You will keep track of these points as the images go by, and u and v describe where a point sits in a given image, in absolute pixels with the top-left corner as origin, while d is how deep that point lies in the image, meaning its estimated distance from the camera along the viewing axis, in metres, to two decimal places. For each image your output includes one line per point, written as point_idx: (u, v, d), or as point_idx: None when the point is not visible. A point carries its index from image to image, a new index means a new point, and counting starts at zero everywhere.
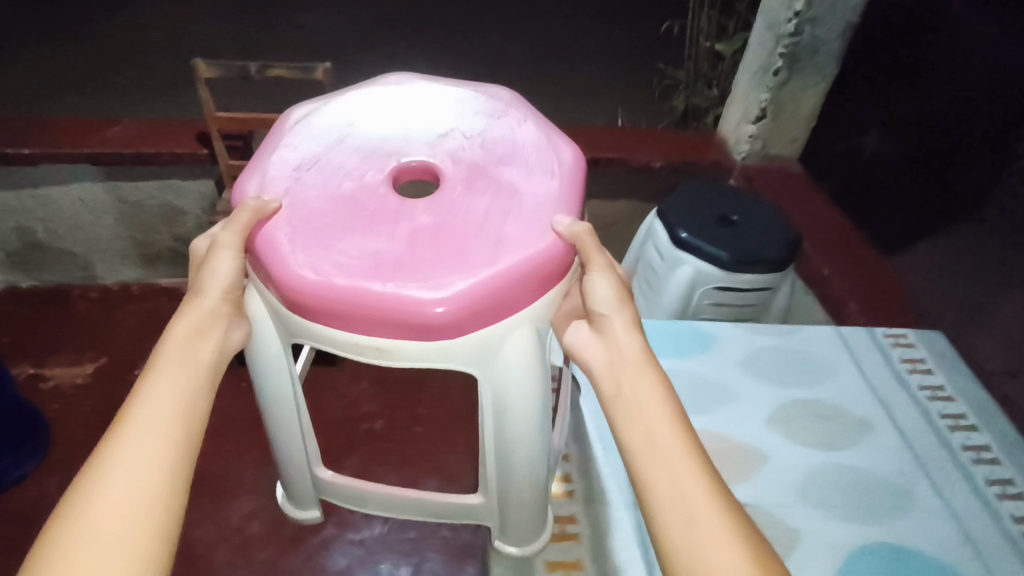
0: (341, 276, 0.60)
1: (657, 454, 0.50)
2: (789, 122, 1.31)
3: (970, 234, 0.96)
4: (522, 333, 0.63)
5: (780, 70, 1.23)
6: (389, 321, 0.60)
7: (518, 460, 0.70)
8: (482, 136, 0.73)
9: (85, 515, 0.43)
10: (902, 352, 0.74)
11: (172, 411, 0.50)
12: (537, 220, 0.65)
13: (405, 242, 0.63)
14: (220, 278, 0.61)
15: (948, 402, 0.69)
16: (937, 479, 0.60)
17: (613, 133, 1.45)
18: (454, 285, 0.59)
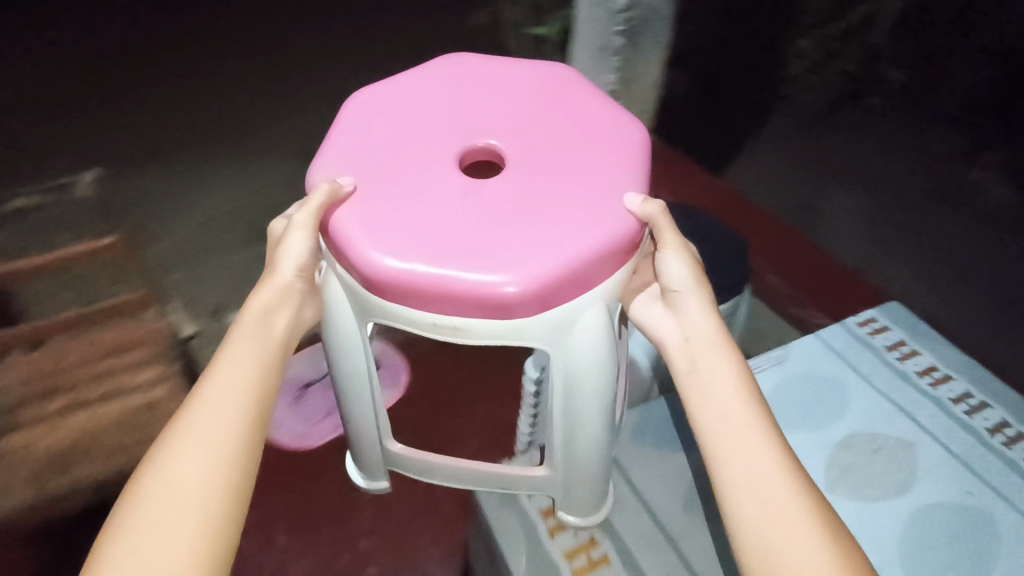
0: (421, 264, 0.57)
1: (729, 428, 0.54)
2: (638, 97, 1.28)
3: (778, 145, 1.35)
4: (595, 309, 0.61)
5: (621, 48, 1.17)
6: (461, 298, 0.57)
7: (581, 431, 0.67)
8: (541, 109, 0.70)
9: (172, 468, 0.47)
10: (882, 337, 0.73)
11: (235, 403, 0.52)
12: (607, 191, 0.62)
13: (479, 211, 0.60)
14: (292, 255, 0.62)
15: (951, 383, 0.69)
16: (1000, 484, 0.60)
17: None
18: (528, 265, 0.57)
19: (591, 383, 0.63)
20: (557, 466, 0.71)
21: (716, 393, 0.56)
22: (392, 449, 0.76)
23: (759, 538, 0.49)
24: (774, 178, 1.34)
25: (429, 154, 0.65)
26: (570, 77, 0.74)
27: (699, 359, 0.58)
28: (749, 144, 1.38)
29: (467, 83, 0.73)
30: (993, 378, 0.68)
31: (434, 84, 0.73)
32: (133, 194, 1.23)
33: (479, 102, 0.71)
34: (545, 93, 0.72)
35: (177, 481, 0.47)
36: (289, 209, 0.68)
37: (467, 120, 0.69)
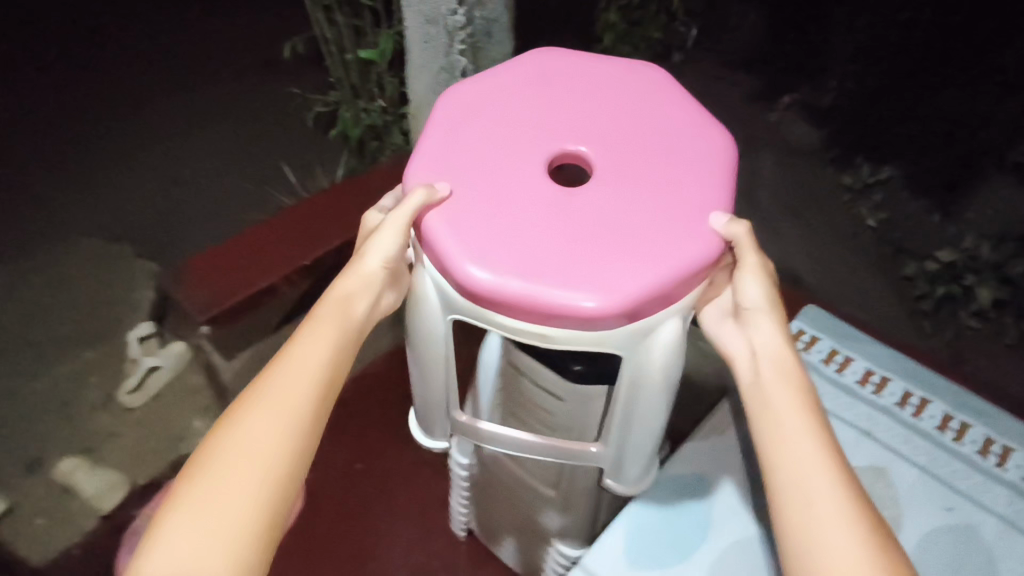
0: (514, 276, 0.54)
1: (789, 438, 0.51)
2: None
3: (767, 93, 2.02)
4: (673, 322, 0.57)
5: (466, 68, 1.03)
6: (544, 313, 0.54)
7: (639, 417, 0.61)
8: (637, 112, 0.65)
9: (228, 445, 0.49)
10: (816, 353, 0.69)
11: (308, 378, 0.53)
12: (694, 207, 0.58)
13: (582, 216, 0.57)
14: (380, 252, 0.60)
15: (891, 388, 0.66)
16: (968, 490, 0.60)
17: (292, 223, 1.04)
18: (618, 286, 0.53)
19: (658, 376, 0.58)
20: (612, 446, 0.64)
21: (792, 422, 0.52)
22: (459, 421, 0.68)
23: (806, 544, 0.47)
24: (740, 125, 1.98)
25: (522, 153, 0.61)
26: (659, 77, 0.69)
27: (771, 382, 0.54)
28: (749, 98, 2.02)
29: (571, 79, 0.68)
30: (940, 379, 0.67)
31: (525, 73, 0.68)
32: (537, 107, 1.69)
33: (563, 97, 0.66)
34: (647, 95, 0.67)
35: (243, 448, 0.49)
36: (386, 207, 0.68)
37: (556, 114, 0.65)
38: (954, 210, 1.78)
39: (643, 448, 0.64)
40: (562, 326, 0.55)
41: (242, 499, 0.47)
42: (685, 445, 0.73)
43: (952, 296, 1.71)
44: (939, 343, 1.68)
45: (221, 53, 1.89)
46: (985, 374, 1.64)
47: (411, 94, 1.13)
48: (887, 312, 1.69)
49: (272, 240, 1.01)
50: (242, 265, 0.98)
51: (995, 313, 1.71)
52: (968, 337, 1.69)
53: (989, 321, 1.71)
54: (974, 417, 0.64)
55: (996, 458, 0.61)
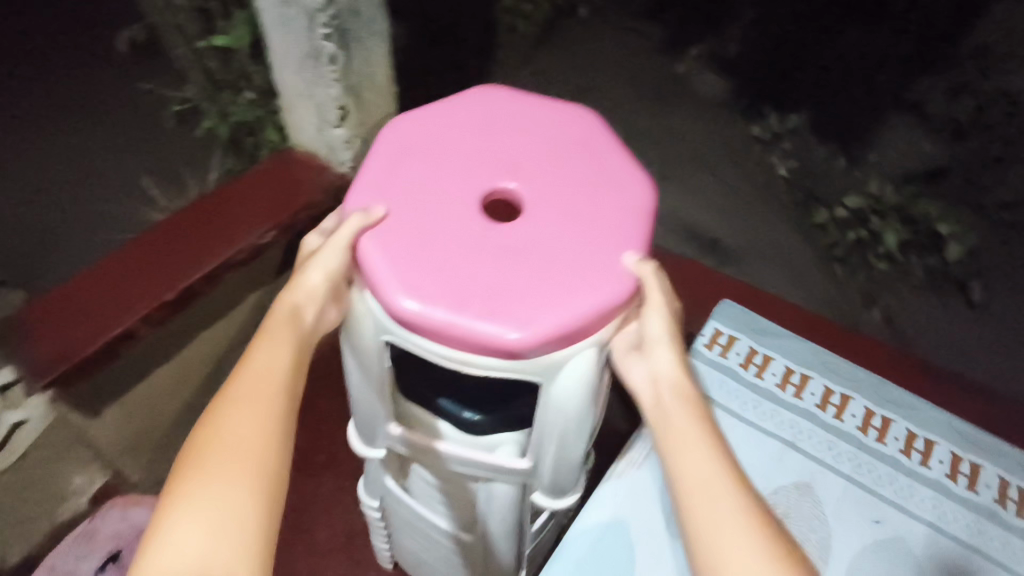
0: (439, 305, 0.47)
1: (693, 467, 0.42)
2: (373, 103, 1.00)
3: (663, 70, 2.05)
4: (581, 357, 0.49)
5: (336, 53, 0.89)
6: (467, 344, 0.47)
7: (568, 447, 0.56)
8: (581, 136, 0.58)
9: (205, 463, 0.41)
10: (735, 355, 0.64)
11: (277, 379, 0.46)
12: (630, 235, 0.51)
13: (529, 241, 0.50)
14: (324, 268, 0.51)
15: (811, 386, 0.62)
16: (891, 494, 0.55)
17: (163, 235, 0.90)
18: (548, 319, 0.47)
19: (576, 418, 0.53)
20: (544, 464, 0.58)
21: (690, 450, 0.43)
22: (393, 431, 0.61)
23: None
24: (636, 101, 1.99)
25: (458, 171, 0.54)
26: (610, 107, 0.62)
27: (671, 408, 0.46)
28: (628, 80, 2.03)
29: (517, 102, 0.60)
30: (860, 371, 0.63)
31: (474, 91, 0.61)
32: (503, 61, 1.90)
33: (507, 118, 0.59)
34: (593, 122, 0.59)
35: (228, 454, 0.41)
36: (325, 224, 0.57)
37: (499, 135, 0.57)
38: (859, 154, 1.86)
39: (565, 483, 0.60)
40: (479, 355, 0.47)
41: (235, 514, 0.39)
42: (601, 487, 0.62)
43: (861, 241, 1.79)
44: (852, 286, 1.74)
45: (58, 50, 1.65)
46: (892, 311, 1.71)
47: (280, 85, 0.99)
48: (802, 263, 1.74)
49: (127, 274, 0.84)
50: (92, 312, 0.81)
51: (900, 254, 1.78)
52: (878, 277, 1.76)
53: (896, 261, 1.77)
54: (894, 412, 0.60)
55: (919, 456, 0.57)
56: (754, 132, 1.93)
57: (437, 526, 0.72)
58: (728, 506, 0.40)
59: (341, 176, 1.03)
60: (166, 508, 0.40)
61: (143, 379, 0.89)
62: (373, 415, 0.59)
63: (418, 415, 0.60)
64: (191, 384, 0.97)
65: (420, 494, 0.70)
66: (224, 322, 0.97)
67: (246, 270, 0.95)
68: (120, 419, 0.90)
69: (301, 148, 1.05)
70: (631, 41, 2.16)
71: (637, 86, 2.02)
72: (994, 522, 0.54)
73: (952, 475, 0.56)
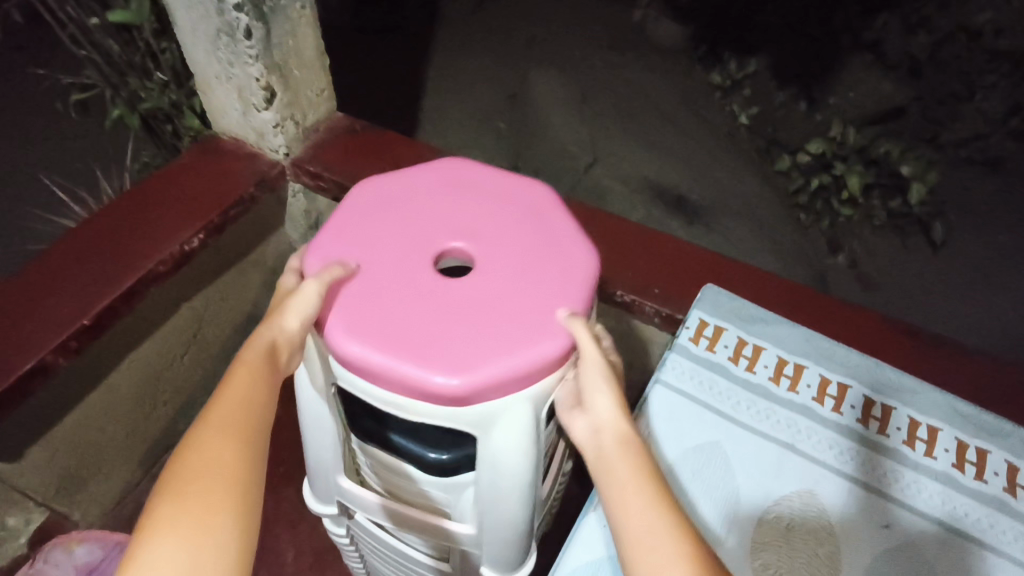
0: (379, 350, 0.49)
1: (639, 527, 0.40)
2: (303, 81, 0.89)
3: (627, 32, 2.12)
4: (517, 411, 0.50)
5: (252, 26, 0.78)
6: (402, 386, 0.49)
7: (504, 506, 0.55)
8: (536, 206, 0.59)
9: (183, 497, 0.38)
10: (723, 349, 0.59)
11: (248, 402, 0.43)
12: (570, 293, 0.53)
13: (476, 294, 0.52)
14: (302, 308, 0.49)
15: (806, 377, 0.57)
16: (898, 493, 0.51)
17: (69, 247, 0.79)
18: (480, 366, 0.48)
19: (518, 473, 0.52)
20: (482, 527, 0.58)
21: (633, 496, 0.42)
22: (343, 486, 0.61)
23: None
24: (587, 65, 1.96)
25: (412, 230, 0.56)
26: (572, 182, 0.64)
27: (610, 455, 0.45)
28: (580, 46, 2.02)
29: (480, 174, 0.63)
30: (857, 357, 0.59)
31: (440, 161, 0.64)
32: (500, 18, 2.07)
33: (468, 187, 0.61)
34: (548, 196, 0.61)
35: (205, 492, 0.38)
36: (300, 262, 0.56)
37: (456, 201, 0.59)
38: (819, 98, 1.98)
39: (509, 549, 0.60)
40: (420, 400, 0.49)
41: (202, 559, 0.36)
42: (584, 515, 0.49)
43: (825, 186, 1.85)
44: (818, 231, 1.79)
45: None
46: (857, 257, 1.75)
47: (194, 67, 0.87)
48: (770, 214, 1.72)
49: (32, 300, 0.74)
50: None
51: (863, 197, 1.85)
52: (842, 223, 1.82)
53: (859, 205, 1.84)
54: (895, 399, 0.56)
55: (924, 446, 0.54)
56: (714, 80, 2.03)
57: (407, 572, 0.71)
58: (671, 548, 0.39)
59: (276, 165, 0.92)
60: (139, 542, 0.36)
61: (69, 413, 0.79)
62: (325, 469, 0.61)
63: (377, 457, 0.60)
64: (127, 409, 0.88)
65: (383, 547, 0.69)
66: (154, 337, 0.87)
67: (174, 280, 0.85)
68: (47, 459, 0.80)
69: (226, 135, 0.93)
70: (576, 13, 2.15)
71: (589, 54, 2.00)
72: (1007, 514, 0.50)
73: (961, 465, 0.53)
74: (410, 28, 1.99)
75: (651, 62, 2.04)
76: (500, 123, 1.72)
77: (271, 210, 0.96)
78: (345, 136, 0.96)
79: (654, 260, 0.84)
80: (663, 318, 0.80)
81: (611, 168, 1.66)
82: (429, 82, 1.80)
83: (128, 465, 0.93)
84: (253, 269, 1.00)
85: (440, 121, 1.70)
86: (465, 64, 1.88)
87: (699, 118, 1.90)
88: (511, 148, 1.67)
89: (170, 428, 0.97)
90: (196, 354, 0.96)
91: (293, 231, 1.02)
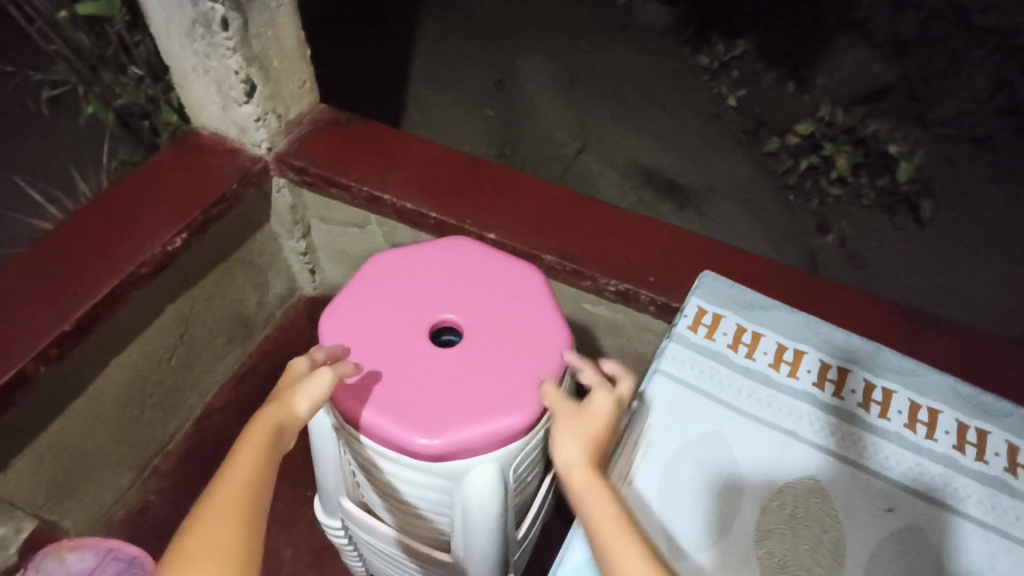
0: (362, 407, 0.49)
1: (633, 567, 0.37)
2: (283, 72, 0.87)
3: (610, 15, 2.10)
4: (481, 472, 0.49)
5: (229, 17, 0.75)
6: (383, 441, 0.49)
7: (477, 550, 0.54)
8: (512, 271, 0.58)
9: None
10: (722, 336, 0.58)
11: (256, 481, 0.39)
12: (541, 361, 0.51)
13: (461, 357, 0.51)
14: (311, 392, 0.46)
15: (806, 363, 0.57)
16: (900, 478, 0.50)
17: (52, 248, 0.77)
18: (454, 431, 0.47)
19: (487, 523, 0.51)
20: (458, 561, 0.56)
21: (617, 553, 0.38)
22: (347, 507, 0.61)
23: None
24: (571, 49, 1.94)
25: (394, 288, 0.55)
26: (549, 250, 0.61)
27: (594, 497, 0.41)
28: (563, 30, 2.00)
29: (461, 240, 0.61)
30: (858, 343, 0.58)
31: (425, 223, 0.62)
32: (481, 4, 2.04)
33: (449, 249, 0.59)
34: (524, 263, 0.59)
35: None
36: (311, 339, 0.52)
37: (437, 262, 0.58)
38: (805, 78, 1.98)
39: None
40: (397, 457, 0.49)
41: None
42: (575, 532, 0.45)
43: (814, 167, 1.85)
44: (807, 212, 1.79)
45: None
46: (847, 236, 1.76)
47: (170, 61, 0.85)
48: (760, 196, 1.72)
49: (11, 306, 0.71)
50: None
51: (851, 176, 1.85)
52: (831, 204, 1.82)
53: (848, 184, 1.84)
54: (895, 382, 0.56)
55: (925, 428, 0.53)
56: (701, 62, 2.01)
57: None
58: None
59: (259, 159, 0.90)
60: None
61: (55, 420, 0.77)
62: (331, 488, 0.60)
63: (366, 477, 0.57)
64: (114, 414, 0.86)
65: (379, 563, 0.68)
66: (139, 340, 0.85)
67: (157, 281, 0.82)
68: (33, 469, 0.78)
69: (206, 130, 0.91)
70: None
71: (572, 38, 1.98)
72: (1007, 493, 0.50)
73: (961, 445, 0.52)
74: (393, 16, 1.96)
75: (636, 44, 2.02)
76: (488, 111, 1.70)
77: (254, 207, 0.94)
78: (329, 128, 0.94)
79: (647, 247, 0.83)
80: (659, 306, 0.79)
81: (600, 153, 1.64)
82: (414, 69, 1.78)
83: (118, 470, 0.91)
84: (239, 267, 0.97)
85: (425, 110, 1.68)
86: (450, 50, 1.85)
87: (687, 101, 1.89)
88: (499, 135, 1.65)
89: (160, 430, 0.96)
90: (184, 355, 0.94)
91: (279, 227, 1.00)
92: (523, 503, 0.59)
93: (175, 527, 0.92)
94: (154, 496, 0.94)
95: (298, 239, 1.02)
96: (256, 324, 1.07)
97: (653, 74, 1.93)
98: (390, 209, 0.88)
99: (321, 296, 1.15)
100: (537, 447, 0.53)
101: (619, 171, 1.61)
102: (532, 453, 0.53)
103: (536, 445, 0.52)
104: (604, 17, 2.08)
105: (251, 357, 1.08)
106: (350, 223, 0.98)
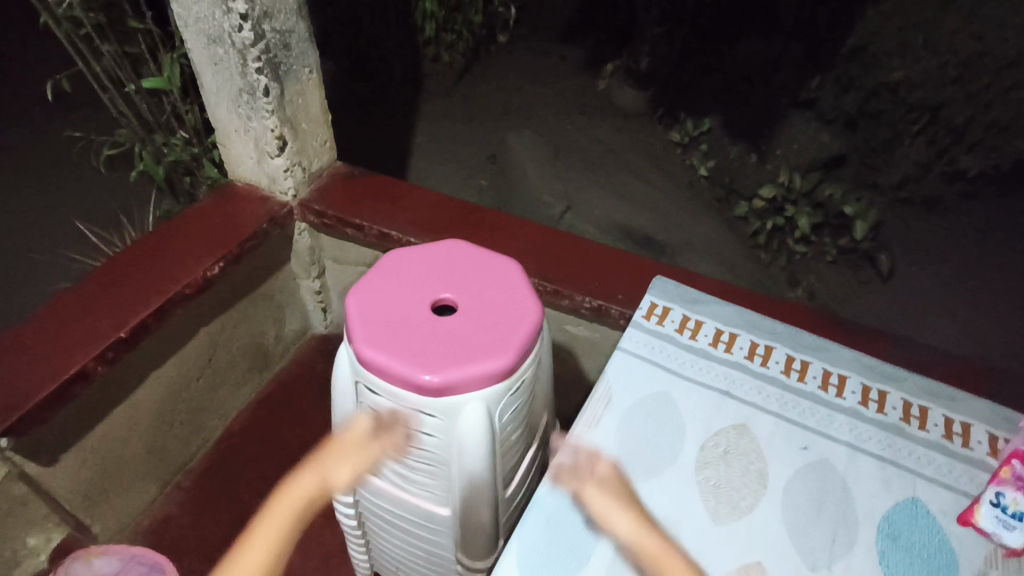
0: (383, 353, 0.59)
1: None
2: (310, 131, 1.04)
3: (590, 98, 2.36)
4: (471, 409, 0.59)
5: (269, 87, 0.93)
6: (397, 382, 0.58)
7: (469, 493, 0.64)
8: (495, 260, 0.69)
9: None
10: (670, 323, 0.71)
11: (275, 544, 0.61)
12: (519, 323, 0.62)
13: (456, 319, 0.62)
14: (355, 470, 0.63)
15: (738, 342, 0.69)
16: (815, 424, 0.62)
17: (112, 268, 0.91)
18: (452, 371, 0.57)
19: (478, 464, 0.62)
20: (457, 512, 0.67)
21: None
22: (359, 473, 0.71)
23: None
24: (556, 127, 2.17)
25: (407, 272, 0.66)
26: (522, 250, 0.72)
27: (648, 555, 0.51)
28: (548, 112, 2.24)
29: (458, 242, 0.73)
30: (783, 327, 0.71)
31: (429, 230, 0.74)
32: (476, 90, 2.30)
33: (448, 245, 0.70)
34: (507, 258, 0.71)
35: None
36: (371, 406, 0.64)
37: (440, 255, 0.69)
38: (767, 150, 2.20)
39: (480, 531, 0.68)
40: (406, 394, 0.59)
41: None
42: (565, 446, 0.59)
43: (778, 228, 2.03)
44: (778, 268, 1.97)
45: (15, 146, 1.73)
46: (815, 290, 1.92)
47: (217, 124, 1.02)
48: (730, 251, 1.90)
49: (78, 316, 0.84)
50: (38, 357, 0.80)
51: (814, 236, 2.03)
52: (798, 260, 2.00)
53: (812, 243, 2.01)
54: (811, 355, 0.68)
55: (835, 389, 0.65)
56: (674, 138, 2.27)
57: (403, 559, 0.78)
58: None
59: (285, 205, 1.05)
60: None
61: (98, 423, 0.88)
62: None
63: None
64: (148, 424, 0.97)
65: (384, 538, 0.77)
66: (176, 358, 0.97)
67: (194, 304, 0.96)
68: (76, 467, 0.88)
69: (241, 182, 1.07)
70: (544, 83, 2.40)
71: (555, 118, 2.22)
72: (900, 435, 0.62)
73: (865, 401, 0.64)
74: (396, 98, 2.18)
75: (613, 123, 2.27)
76: (482, 180, 1.90)
77: (278, 247, 1.09)
78: (345, 180, 1.10)
79: (617, 272, 0.96)
80: (627, 319, 0.92)
81: (584, 215, 1.83)
82: (416, 144, 2.00)
83: (145, 481, 1.01)
84: (262, 300, 1.11)
85: (426, 177, 1.86)
86: (448, 129, 2.07)
87: (660, 172, 2.11)
88: (494, 201, 1.85)
89: (183, 446, 1.06)
90: (211, 377, 1.06)
91: (298, 267, 1.14)
92: (507, 462, 0.69)
93: (193, 537, 1.01)
94: (174, 507, 1.03)
95: (314, 278, 1.16)
96: (273, 356, 1.19)
97: (631, 148, 2.16)
98: (397, 244, 1.03)
99: (331, 334, 1.27)
100: (517, 399, 0.63)
101: (600, 231, 1.79)
102: (513, 403, 0.63)
103: (517, 395, 0.63)
104: (584, 101, 2.34)
105: (267, 386, 1.19)
106: (361, 263, 1.13)
